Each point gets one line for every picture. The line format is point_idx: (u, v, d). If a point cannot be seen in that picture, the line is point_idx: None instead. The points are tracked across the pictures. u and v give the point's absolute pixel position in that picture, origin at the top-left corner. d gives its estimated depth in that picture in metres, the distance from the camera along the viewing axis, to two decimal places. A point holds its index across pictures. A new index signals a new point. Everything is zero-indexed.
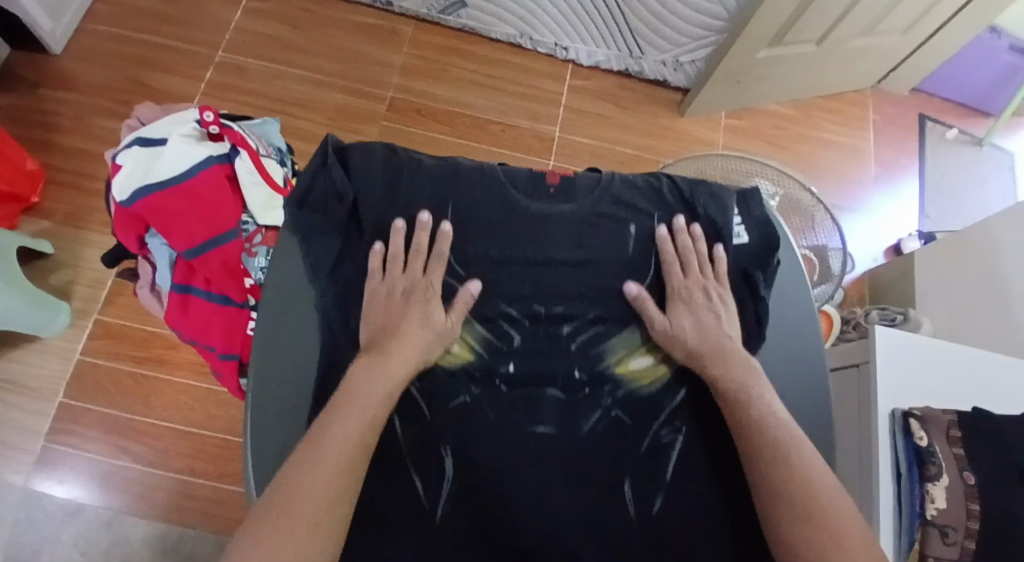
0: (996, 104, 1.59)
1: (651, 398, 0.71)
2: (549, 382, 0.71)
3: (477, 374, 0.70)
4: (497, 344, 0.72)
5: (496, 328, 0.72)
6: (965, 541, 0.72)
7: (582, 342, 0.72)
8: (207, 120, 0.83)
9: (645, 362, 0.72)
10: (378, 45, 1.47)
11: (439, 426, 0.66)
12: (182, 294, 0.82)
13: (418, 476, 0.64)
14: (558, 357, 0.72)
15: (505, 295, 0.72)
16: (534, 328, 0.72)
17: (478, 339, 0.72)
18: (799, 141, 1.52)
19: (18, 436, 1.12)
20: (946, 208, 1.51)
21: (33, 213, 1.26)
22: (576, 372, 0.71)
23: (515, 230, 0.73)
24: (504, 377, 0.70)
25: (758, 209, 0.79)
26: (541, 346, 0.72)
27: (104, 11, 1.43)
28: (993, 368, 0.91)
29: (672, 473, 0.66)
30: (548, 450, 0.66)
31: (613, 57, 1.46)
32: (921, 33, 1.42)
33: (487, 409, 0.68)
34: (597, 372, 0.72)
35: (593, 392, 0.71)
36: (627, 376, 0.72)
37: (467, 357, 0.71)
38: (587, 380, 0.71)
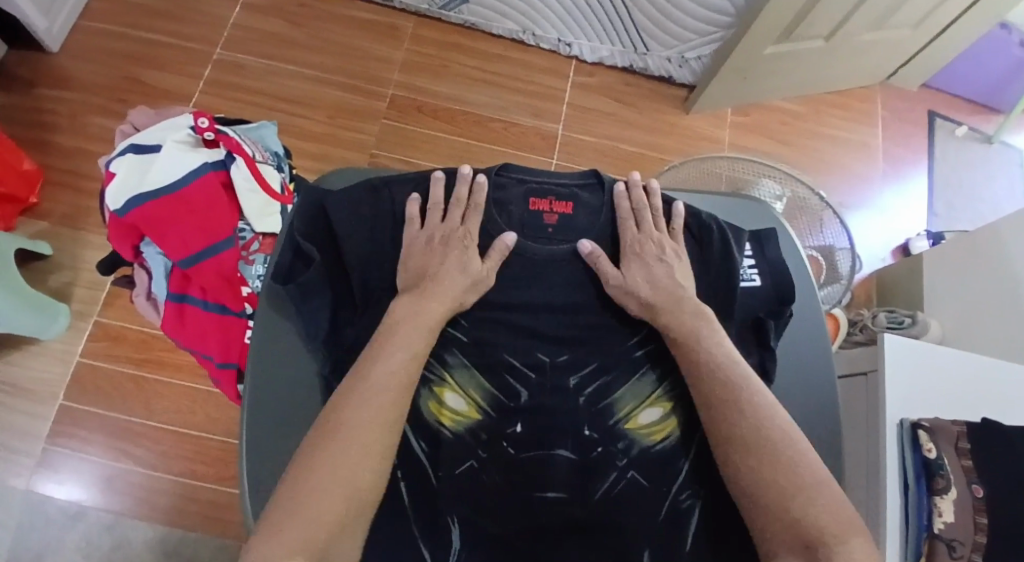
0: (1007, 99, 1.56)
1: (664, 455, 0.66)
2: (558, 441, 0.66)
3: (482, 436, 0.66)
4: (504, 400, 0.67)
5: (502, 383, 0.68)
6: (972, 555, 0.70)
7: (590, 394, 0.68)
8: (201, 126, 0.81)
9: (655, 414, 0.68)
10: (378, 41, 1.45)
11: (447, 495, 0.63)
12: (178, 304, 0.81)
13: (428, 547, 0.61)
14: (566, 413, 0.67)
15: (509, 347, 0.68)
16: (541, 382, 0.68)
17: (485, 396, 0.67)
18: (807, 138, 1.49)
19: (18, 439, 1.12)
20: (956, 206, 1.49)
21: (31, 214, 1.25)
22: (587, 430, 0.67)
23: (512, 276, 0.70)
24: (511, 439, 0.66)
25: (774, 253, 0.74)
26: (549, 402, 0.67)
27: (100, 7, 1.41)
28: (1007, 376, 0.88)
29: (693, 545, 0.62)
30: (561, 519, 0.63)
31: (617, 52, 1.43)
32: (933, 27, 1.39)
33: (495, 475, 0.64)
34: (608, 428, 0.67)
35: (607, 451, 0.66)
36: (639, 432, 0.67)
37: (473, 416, 0.66)
38: (599, 436, 0.67)
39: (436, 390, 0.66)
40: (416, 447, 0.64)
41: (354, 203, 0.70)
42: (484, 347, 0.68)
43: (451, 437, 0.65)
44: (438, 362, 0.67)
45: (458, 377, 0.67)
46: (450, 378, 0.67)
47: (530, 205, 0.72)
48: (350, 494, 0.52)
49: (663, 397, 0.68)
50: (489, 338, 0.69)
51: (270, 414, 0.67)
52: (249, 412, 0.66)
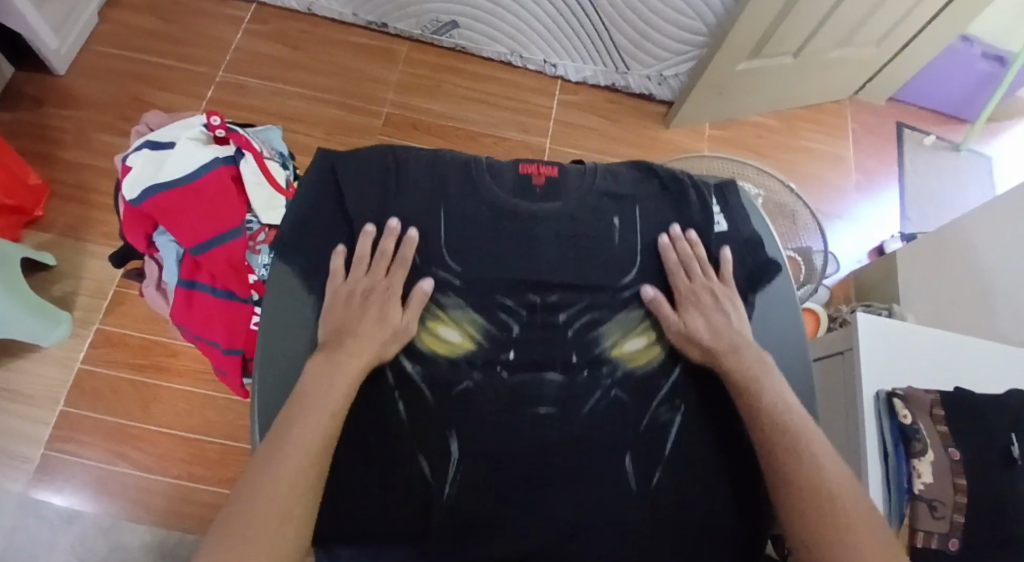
0: (973, 110, 1.66)
1: (649, 378, 0.72)
2: (548, 366, 0.71)
3: (477, 364, 0.71)
4: (498, 333, 0.72)
5: (494, 318, 0.72)
6: (953, 515, 0.74)
7: (579, 328, 0.73)
8: (214, 124, 0.88)
9: (639, 344, 0.73)
10: (372, 64, 1.53)
11: (442, 413, 0.68)
12: (188, 290, 0.86)
13: (424, 459, 0.66)
14: (558, 344, 0.72)
15: (501, 286, 0.73)
16: (532, 318, 0.73)
17: (478, 328, 0.72)
18: (782, 149, 1.58)
19: (16, 444, 1.13)
20: (927, 210, 1.57)
21: (36, 226, 1.28)
22: (573, 357, 0.72)
23: (507, 227, 0.74)
24: (505, 365, 0.71)
25: (735, 200, 0.81)
26: (536, 335, 0.72)
27: (107, 33, 1.49)
28: (974, 350, 0.93)
29: (672, 448, 0.69)
30: (550, 433, 0.68)
31: (600, 72, 1.52)
32: (895, 43, 1.49)
33: (489, 399, 0.69)
34: (594, 356, 0.72)
35: (592, 376, 0.71)
36: (624, 359, 0.73)
37: (467, 346, 0.71)
38: (586, 363, 0.72)
39: (431, 324, 0.72)
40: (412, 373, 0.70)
41: (361, 170, 0.76)
42: (477, 286, 0.73)
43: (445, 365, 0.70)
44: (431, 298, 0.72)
45: (452, 312, 0.72)
46: (445, 315, 0.72)
47: (520, 168, 0.78)
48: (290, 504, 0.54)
49: (646, 328, 0.74)
50: (484, 277, 0.73)
51: (279, 349, 0.69)
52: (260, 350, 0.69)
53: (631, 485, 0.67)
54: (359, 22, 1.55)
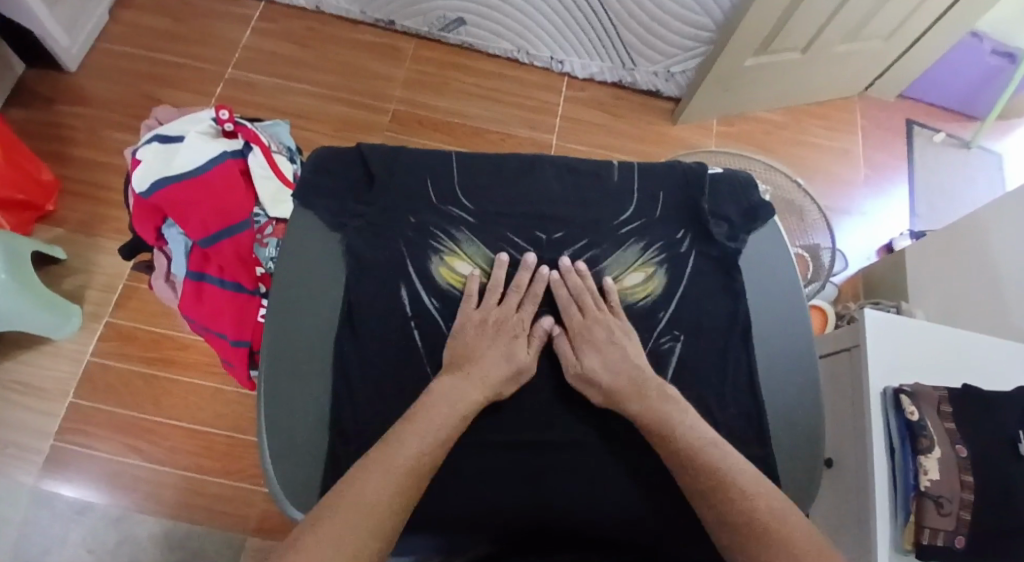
0: (982, 107, 1.65)
1: (647, 310, 0.74)
2: (555, 299, 0.74)
3: (487, 295, 0.72)
4: (507, 269, 0.74)
5: (503, 255, 0.75)
6: (960, 512, 0.73)
7: (582, 264, 0.75)
8: (223, 118, 0.91)
9: (638, 278, 0.75)
10: (380, 60, 1.53)
11: (455, 340, 0.70)
12: (196, 282, 0.87)
13: (438, 384, 0.68)
14: (562, 278, 0.75)
15: (509, 225, 0.76)
16: (538, 254, 0.75)
17: (488, 263, 0.75)
18: (791, 145, 1.57)
19: (28, 435, 1.14)
20: (937, 207, 1.56)
21: (47, 221, 1.30)
22: (579, 291, 0.74)
23: (511, 173, 0.79)
24: (514, 298, 0.73)
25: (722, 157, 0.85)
26: (546, 272, 0.74)
27: (118, 31, 1.50)
28: (981, 346, 0.92)
29: (671, 376, 0.71)
30: (562, 359, 0.70)
31: (607, 68, 1.52)
32: (905, 38, 1.48)
33: (500, 327, 0.71)
34: (597, 289, 0.74)
35: (597, 307, 0.73)
36: (626, 292, 0.75)
37: (478, 279, 0.73)
38: (589, 296, 0.73)
39: (447, 258, 0.74)
40: (427, 302, 0.72)
41: None
42: (488, 222, 0.76)
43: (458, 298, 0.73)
44: (446, 235, 0.74)
45: (465, 250, 0.75)
46: (460, 252, 0.74)
47: None
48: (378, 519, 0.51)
49: (646, 263, 0.75)
50: (495, 218, 0.76)
51: (296, 289, 0.71)
52: (280, 290, 0.70)
53: None
54: (366, 19, 1.56)
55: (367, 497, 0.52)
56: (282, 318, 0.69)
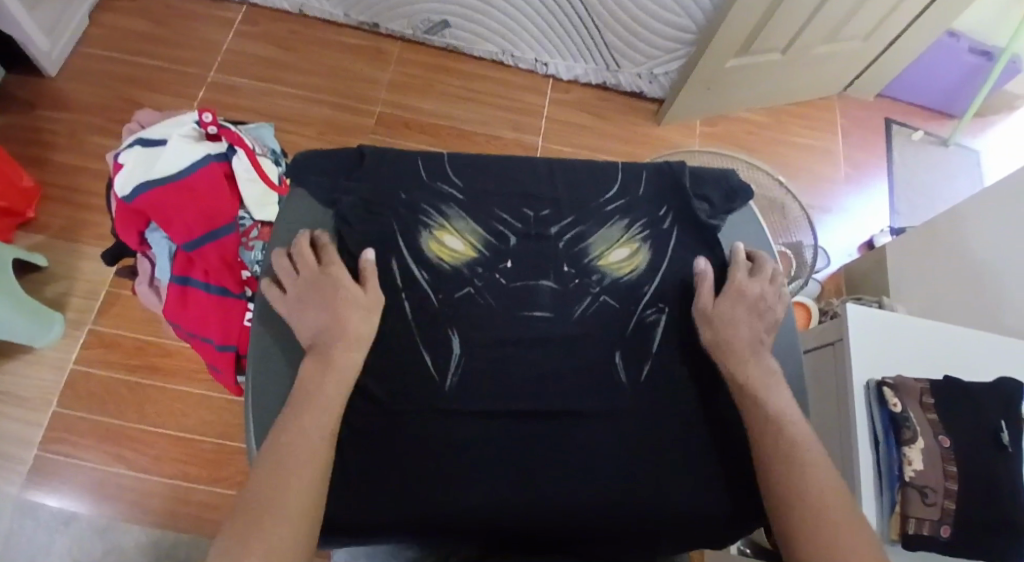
0: (960, 105, 1.68)
1: (635, 284, 0.74)
2: (542, 275, 0.73)
3: (478, 270, 0.72)
4: (496, 244, 0.74)
5: (492, 230, 0.74)
6: (945, 502, 0.75)
7: (568, 240, 0.75)
8: (206, 121, 0.89)
9: (625, 253, 0.75)
10: (365, 63, 1.53)
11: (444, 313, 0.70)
12: (181, 286, 0.87)
13: (428, 353, 0.68)
14: (550, 254, 0.74)
15: (498, 204, 0.76)
16: (526, 230, 0.75)
17: (478, 239, 0.74)
18: (773, 145, 1.59)
19: (9, 445, 1.12)
20: (916, 204, 1.58)
21: (27, 228, 1.28)
22: (565, 267, 0.74)
23: (498, 160, 0.79)
24: (504, 272, 0.72)
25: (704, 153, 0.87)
26: (534, 248, 0.74)
27: (99, 35, 1.49)
28: (960, 339, 0.93)
29: (657, 349, 0.70)
30: (547, 332, 0.70)
31: (591, 70, 1.53)
32: (882, 39, 1.51)
33: (490, 300, 0.71)
34: (583, 264, 0.74)
35: (583, 282, 0.73)
36: (611, 267, 0.74)
37: (468, 255, 0.73)
38: (576, 271, 0.74)
39: (437, 233, 0.73)
40: (418, 276, 0.71)
41: None
42: (477, 201, 0.76)
43: (449, 271, 0.72)
44: (437, 211, 0.74)
45: (457, 227, 0.74)
46: (451, 229, 0.74)
47: None
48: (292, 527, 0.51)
49: (631, 239, 0.76)
50: (484, 197, 0.76)
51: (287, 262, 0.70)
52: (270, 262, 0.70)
53: (621, 379, 0.69)
54: (350, 22, 1.55)
55: (286, 483, 0.53)
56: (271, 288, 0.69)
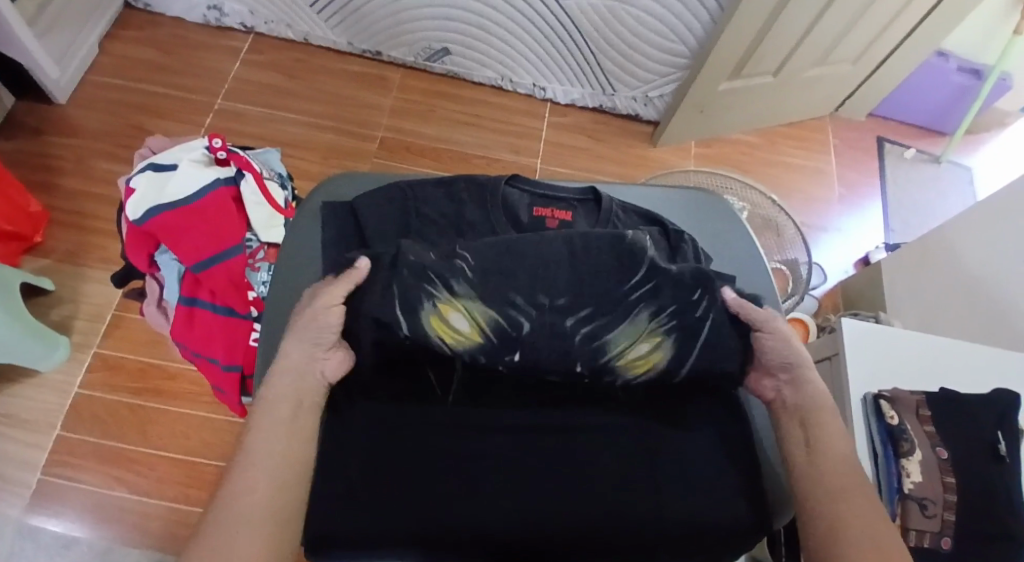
0: (951, 123, 1.72)
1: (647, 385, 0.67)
2: (550, 371, 0.65)
3: (482, 356, 0.64)
4: (508, 332, 0.63)
5: (508, 315, 0.63)
6: (945, 514, 0.74)
7: (584, 336, 0.64)
8: (216, 146, 0.91)
9: (645, 348, 0.65)
10: (367, 90, 1.57)
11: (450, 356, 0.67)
12: (188, 307, 0.89)
13: (433, 372, 0.69)
14: (559, 354, 0.64)
15: (517, 287, 0.64)
16: (541, 323, 0.64)
17: (489, 322, 0.63)
18: (767, 165, 1.62)
19: (12, 468, 1.13)
20: (910, 221, 1.61)
21: (35, 252, 1.30)
22: (577, 367, 0.64)
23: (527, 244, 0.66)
24: (507, 365, 0.64)
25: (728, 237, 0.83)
26: (549, 341, 0.63)
27: (107, 64, 1.53)
28: (956, 352, 0.94)
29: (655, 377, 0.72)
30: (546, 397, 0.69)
31: (587, 94, 1.57)
32: (871, 61, 1.55)
33: (491, 378, 0.65)
34: (598, 365, 0.65)
35: (592, 380, 0.66)
36: (626, 365, 0.65)
37: (474, 339, 0.63)
38: (588, 372, 0.65)
39: (442, 307, 0.63)
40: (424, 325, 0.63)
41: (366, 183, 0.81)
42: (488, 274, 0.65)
43: (452, 348, 0.64)
44: (441, 285, 0.64)
45: (461, 304, 0.64)
46: (454, 305, 0.63)
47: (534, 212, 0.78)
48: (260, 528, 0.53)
49: (655, 332, 0.65)
50: (491, 277, 0.64)
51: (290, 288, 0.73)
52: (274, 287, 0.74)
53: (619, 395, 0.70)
54: (353, 51, 1.60)
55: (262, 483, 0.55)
56: (274, 307, 0.72)
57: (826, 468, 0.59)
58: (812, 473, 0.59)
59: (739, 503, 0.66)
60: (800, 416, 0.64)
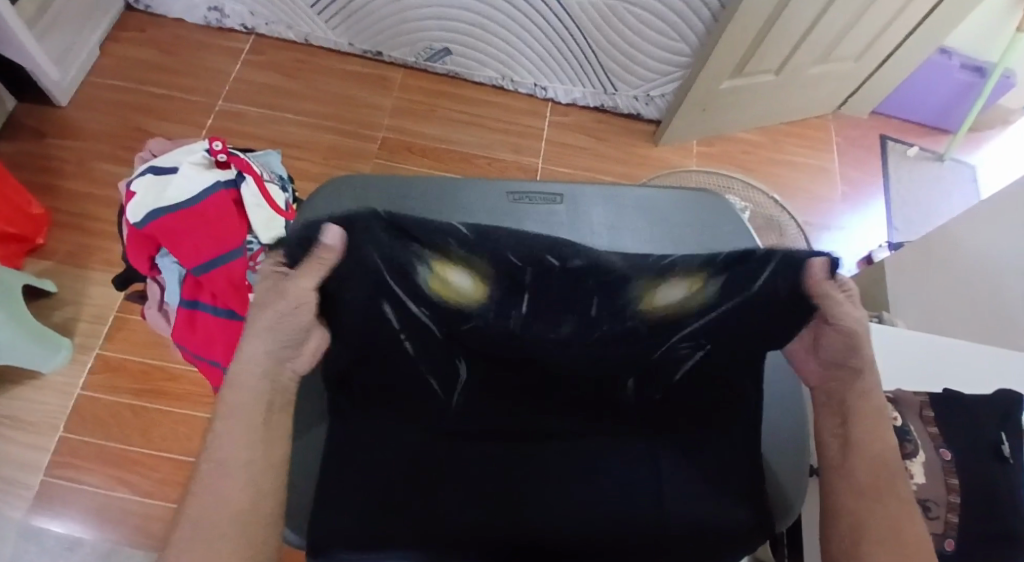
0: (954, 121, 1.71)
1: (679, 323, 0.56)
2: (564, 311, 0.55)
3: (488, 312, 0.56)
4: (509, 286, 0.54)
5: (501, 269, 0.53)
6: (948, 515, 0.73)
7: (600, 309, 0.55)
8: (216, 150, 0.91)
9: (677, 293, 0.54)
10: (367, 90, 1.57)
11: (450, 342, 0.60)
12: (189, 310, 0.89)
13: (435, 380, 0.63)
14: (568, 289, 0.53)
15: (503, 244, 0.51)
16: (542, 277, 0.52)
17: (480, 275, 0.53)
18: (769, 164, 1.61)
19: (16, 470, 1.13)
20: (912, 219, 1.60)
21: (37, 254, 1.30)
22: (593, 309, 0.55)
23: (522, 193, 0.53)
24: (517, 315, 0.56)
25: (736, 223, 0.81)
26: (561, 290, 0.53)
27: (107, 65, 1.53)
28: (960, 352, 0.94)
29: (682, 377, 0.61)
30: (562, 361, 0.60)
31: (589, 93, 1.57)
32: (874, 58, 1.54)
33: (495, 328, 0.57)
34: (617, 309, 0.55)
35: (612, 327, 0.56)
36: (655, 310, 0.55)
37: (478, 294, 0.55)
38: (606, 313, 0.55)
39: (437, 269, 0.53)
40: (415, 312, 0.56)
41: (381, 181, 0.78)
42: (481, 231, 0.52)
43: (458, 307, 0.56)
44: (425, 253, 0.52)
45: (460, 266, 0.53)
46: (452, 268, 0.53)
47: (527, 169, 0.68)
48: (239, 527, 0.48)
49: (696, 274, 0.52)
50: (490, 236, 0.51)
51: None
52: None
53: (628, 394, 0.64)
54: (354, 51, 1.59)
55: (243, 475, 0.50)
56: None
57: (860, 466, 0.56)
58: (842, 473, 0.57)
59: (745, 507, 0.66)
60: (837, 409, 0.60)
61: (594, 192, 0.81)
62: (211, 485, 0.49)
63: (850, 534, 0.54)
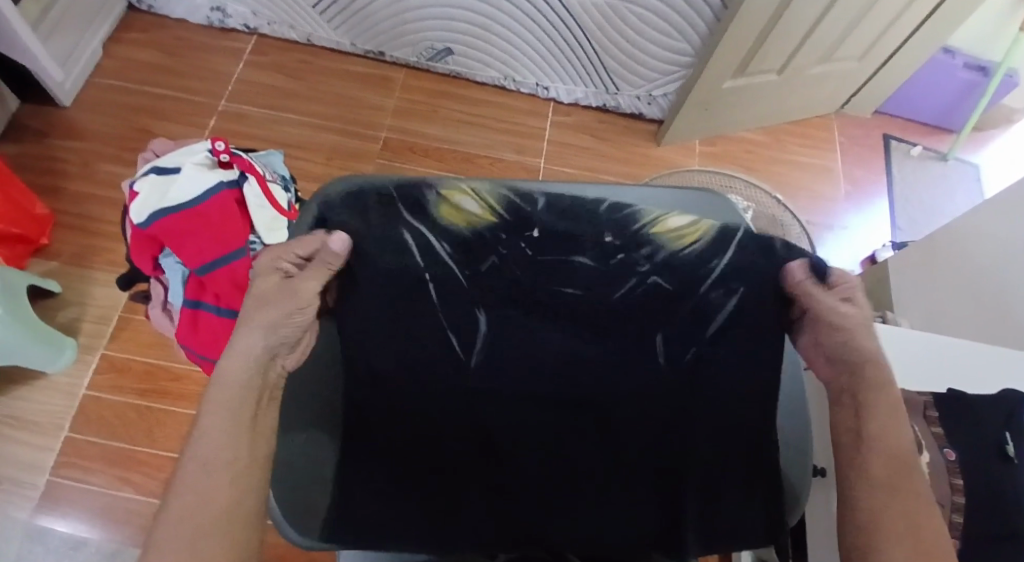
0: (957, 120, 1.70)
1: (693, 257, 0.66)
2: (578, 247, 0.66)
3: (501, 234, 0.66)
4: (522, 207, 0.66)
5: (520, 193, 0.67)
6: (953, 515, 0.73)
7: (609, 208, 0.67)
8: (218, 149, 0.92)
9: (684, 220, 0.67)
10: (370, 90, 1.57)
11: (476, 292, 0.66)
12: (192, 310, 0.89)
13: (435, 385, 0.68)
14: (587, 218, 0.66)
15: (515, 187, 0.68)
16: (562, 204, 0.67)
17: (500, 201, 0.66)
18: (772, 163, 1.61)
19: (20, 470, 1.13)
20: (916, 219, 1.59)
21: (41, 254, 1.31)
22: (608, 237, 0.66)
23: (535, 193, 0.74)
24: (529, 240, 0.66)
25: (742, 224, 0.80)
26: (570, 211, 0.67)
27: (110, 67, 1.53)
28: (964, 351, 0.93)
29: (720, 325, 0.66)
30: (582, 309, 0.66)
31: (591, 93, 1.57)
32: (877, 57, 1.54)
33: (519, 271, 0.66)
34: (631, 235, 0.66)
35: (629, 257, 0.66)
36: (669, 237, 0.66)
37: (486, 219, 0.66)
38: (621, 245, 0.66)
39: (447, 195, 0.65)
40: (437, 248, 0.64)
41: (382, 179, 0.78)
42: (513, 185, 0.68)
43: (473, 237, 0.65)
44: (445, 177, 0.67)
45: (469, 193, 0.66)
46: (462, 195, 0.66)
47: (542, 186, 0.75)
48: (210, 525, 0.48)
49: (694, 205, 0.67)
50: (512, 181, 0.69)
51: None
52: None
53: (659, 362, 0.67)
54: (356, 51, 1.60)
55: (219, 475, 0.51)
56: None
57: (878, 458, 0.56)
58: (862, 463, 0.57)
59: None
60: (852, 395, 0.61)
61: (595, 193, 0.80)
62: (190, 485, 0.50)
63: (870, 522, 0.54)
